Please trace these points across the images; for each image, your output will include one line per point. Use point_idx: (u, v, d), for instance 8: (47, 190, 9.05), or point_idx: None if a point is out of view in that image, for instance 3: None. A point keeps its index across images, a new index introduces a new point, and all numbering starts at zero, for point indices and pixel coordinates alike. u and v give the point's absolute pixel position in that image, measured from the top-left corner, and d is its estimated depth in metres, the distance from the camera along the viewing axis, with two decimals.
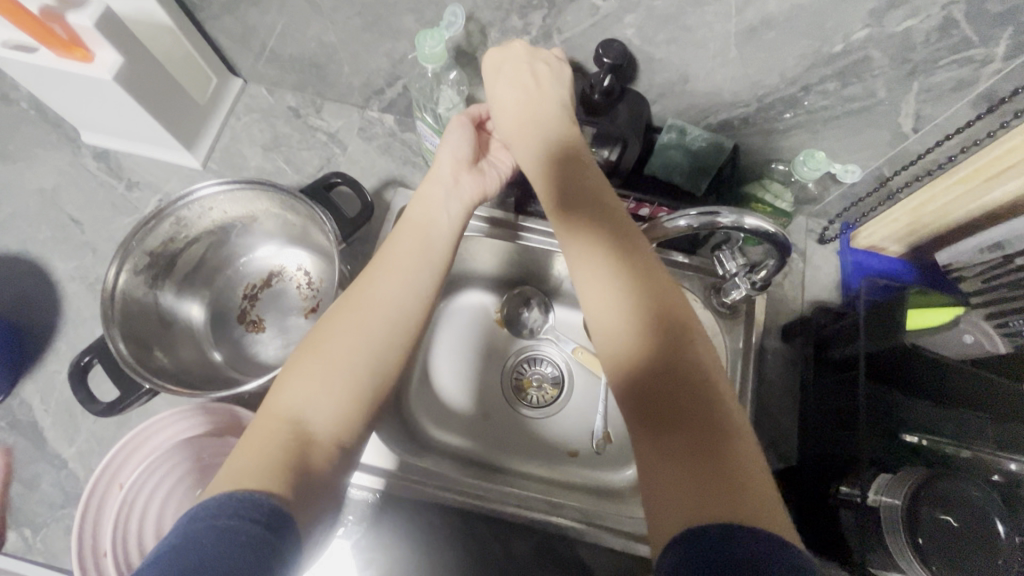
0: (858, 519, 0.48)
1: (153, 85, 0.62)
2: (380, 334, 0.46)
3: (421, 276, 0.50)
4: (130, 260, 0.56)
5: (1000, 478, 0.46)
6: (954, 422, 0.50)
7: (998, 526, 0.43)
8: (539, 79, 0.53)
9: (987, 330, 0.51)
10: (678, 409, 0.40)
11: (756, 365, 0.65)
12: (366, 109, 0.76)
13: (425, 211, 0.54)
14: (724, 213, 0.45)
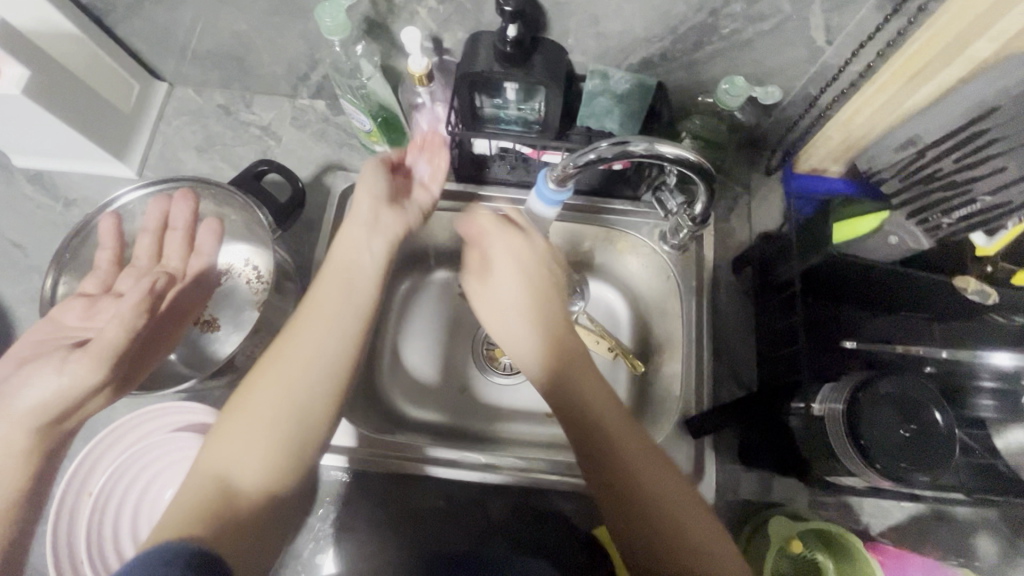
0: (806, 425, 0.50)
1: (68, 96, 0.61)
2: (300, 394, 0.44)
3: (344, 325, 0.48)
4: (69, 271, 0.56)
5: (933, 368, 0.50)
6: (891, 322, 0.51)
7: (935, 414, 0.44)
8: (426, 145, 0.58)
9: (910, 229, 0.52)
10: (620, 458, 0.46)
11: (709, 301, 0.66)
12: (296, 98, 0.75)
13: (348, 251, 0.52)
14: (634, 140, 0.45)
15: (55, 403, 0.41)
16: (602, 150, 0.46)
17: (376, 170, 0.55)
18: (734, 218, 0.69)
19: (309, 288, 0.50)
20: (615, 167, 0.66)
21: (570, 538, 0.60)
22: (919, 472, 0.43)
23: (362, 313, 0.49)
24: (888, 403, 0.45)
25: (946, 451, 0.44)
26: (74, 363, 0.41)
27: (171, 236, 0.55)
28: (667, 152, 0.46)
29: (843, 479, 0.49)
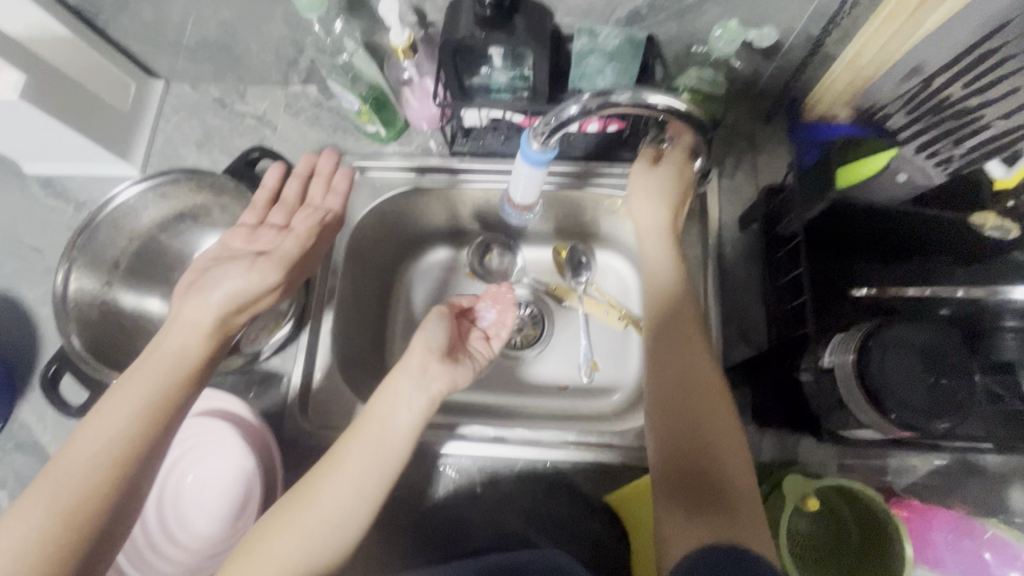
0: (816, 380, 0.48)
1: (66, 98, 0.63)
2: (312, 553, 0.47)
3: (366, 487, 0.50)
4: (80, 267, 0.56)
5: (946, 312, 0.47)
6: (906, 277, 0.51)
7: (951, 355, 0.43)
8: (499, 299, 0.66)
9: (919, 164, 0.47)
10: (692, 447, 0.44)
11: (716, 259, 0.64)
12: (288, 84, 0.75)
13: (389, 407, 0.53)
14: (618, 90, 0.43)
15: (240, 295, 0.49)
16: (585, 104, 0.44)
17: (438, 321, 0.60)
18: (740, 174, 0.66)
19: (351, 433, 0.52)
20: (610, 127, 0.64)
21: (584, 504, 0.60)
22: (936, 419, 0.41)
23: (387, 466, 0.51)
24: (905, 355, 0.43)
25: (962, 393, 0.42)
26: (260, 266, 0.50)
27: (316, 183, 0.59)
28: (654, 101, 0.44)
29: (857, 432, 0.47)
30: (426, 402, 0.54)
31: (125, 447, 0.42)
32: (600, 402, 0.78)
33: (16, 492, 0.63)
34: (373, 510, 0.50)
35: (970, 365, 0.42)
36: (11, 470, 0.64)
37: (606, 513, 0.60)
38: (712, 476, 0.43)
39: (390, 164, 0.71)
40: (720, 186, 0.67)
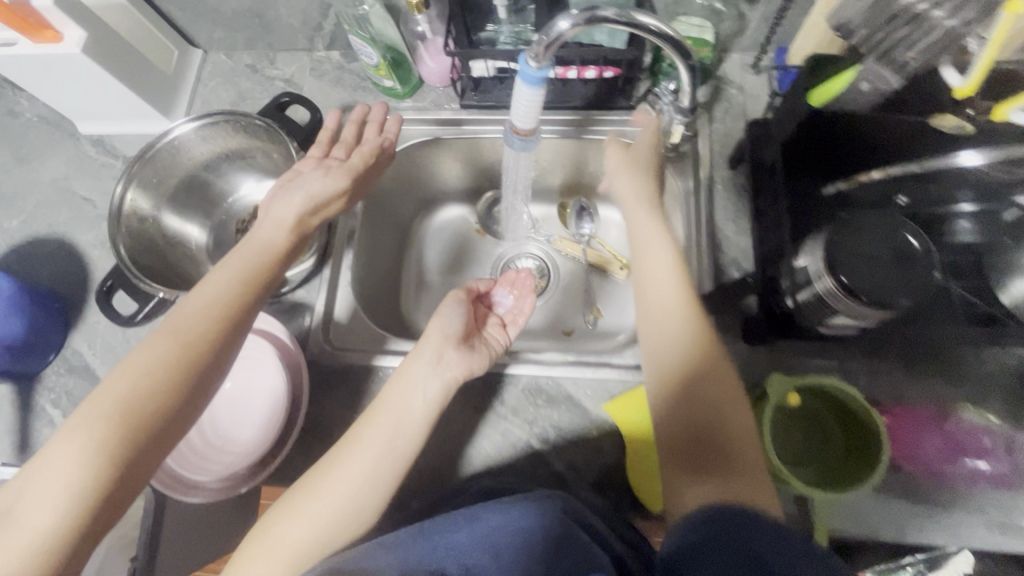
0: (793, 280, 0.53)
1: (119, 55, 0.70)
2: (329, 533, 0.53)
3: (381, 477, 0.55)
4: (136, 183, 0.63)
5: (905, 199, 0.54)
6: (882, 180, 0.53)
7: (909, 239, 0.47)
8: (519, 283, 0.70)
9: (880, 71, 0.48)
10: (703, 439, 0.48)
11: (706, 195, 0.69)
12: (314, 51, 0.82)
13: (405, 398, 0.58)
14: (604, 6, 0.47)
15: (317, 196, 0.60)
16: (577, 18, 0.47)
17: (453, 309, 0.63)
18: (730, 118, 0.71)
19: (366, 423, 0.57)
20: (607, 75, 0.70)
21: (586, 418, 0.63)
22: None
23: (397, 456, 0.55)
24: (855, 235, 0.49)
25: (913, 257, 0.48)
26: (334, 174, 0.62)
27: (369, 126, 0.67)
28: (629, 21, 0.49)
29: (833, 322, 0.51)
30: (438, 388, 0.59)
31: (223, 305, 0.51)
32: (603, 345, 0.82)
33: (68, 410, 0.70)
34: (384, 496, 0.55)
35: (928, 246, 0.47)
36: (63, 391, 0.70)
37: (606, 426, 0.63)
38: (719, 448, 0.48)
39: (406, 118, 0.78)
40: (710, 130, 0.71)
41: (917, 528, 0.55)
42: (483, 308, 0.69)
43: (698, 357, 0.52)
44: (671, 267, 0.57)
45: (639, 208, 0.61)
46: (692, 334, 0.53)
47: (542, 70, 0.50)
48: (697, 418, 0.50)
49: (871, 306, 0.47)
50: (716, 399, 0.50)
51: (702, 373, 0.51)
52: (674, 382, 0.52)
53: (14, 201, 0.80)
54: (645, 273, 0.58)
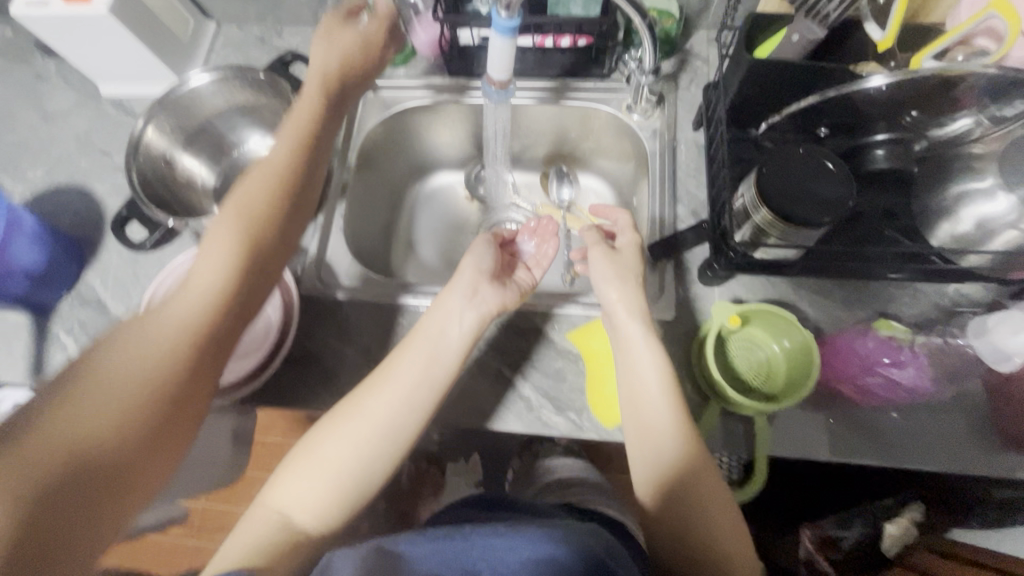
0: (732, 212, 0.58)
1: (140, 19, 0.78)
2: (371, 461, 0.59)
3: (417, 406, 0.60)
4: (156, 123, 0.69)
5: (825, 129, 0.60)
6: (853, 134, 0.60)
7: (830, 166, 0.53)
8: (545, 229, 0.75)
9: (807, 24, 0.53)
10: (686, 529, 0.57)
11: (670, 154, 0.75)
12: (318, 25, 0.90)
13: (439, 329, 0.64)
14: None
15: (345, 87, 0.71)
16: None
17: (488, 250, 0.69)
18: (694, 86, 0.78)
19: (404, 350, 0.63)
20: (580, 43, 0.77)
21: (553, 350, 0.69)
22: (822, 215, 0.51)
23: (434, 385, 0.61)
24: (787, 163, 0.53)
25: (840, 181, 0.52)
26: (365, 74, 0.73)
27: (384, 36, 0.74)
28: None
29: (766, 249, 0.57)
30: (474, 319, 0.64)
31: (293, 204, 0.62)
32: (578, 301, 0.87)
33: (79, 337, 0.76)
34: (421, 421, 0.61)
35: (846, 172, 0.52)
36: (76, 321, 0.77)
37: (572, 357, 0.68)
38: (698, 537, 0.56)
39: (399, 84, 0.85)
40: (677, 97, 0.78)
41: (851, 445, 0.60)
42: (508, 252, 0.74)
43: (706, 488, 0.57)
44: (659, 374, 0.59)
45: (628, 316, 0.62)
46: (687, 458, 0.57)
47: (512, 20, 0.57)
48: (679, 506, 0.58)
49: (802, 227, 0.51)
50: (709, 506, 0.57)
51: (681, 478, 0.57)
52: (662, 482, 0.58)
53: (39, 154, 0.87)
54: (643, 406, 0.59)
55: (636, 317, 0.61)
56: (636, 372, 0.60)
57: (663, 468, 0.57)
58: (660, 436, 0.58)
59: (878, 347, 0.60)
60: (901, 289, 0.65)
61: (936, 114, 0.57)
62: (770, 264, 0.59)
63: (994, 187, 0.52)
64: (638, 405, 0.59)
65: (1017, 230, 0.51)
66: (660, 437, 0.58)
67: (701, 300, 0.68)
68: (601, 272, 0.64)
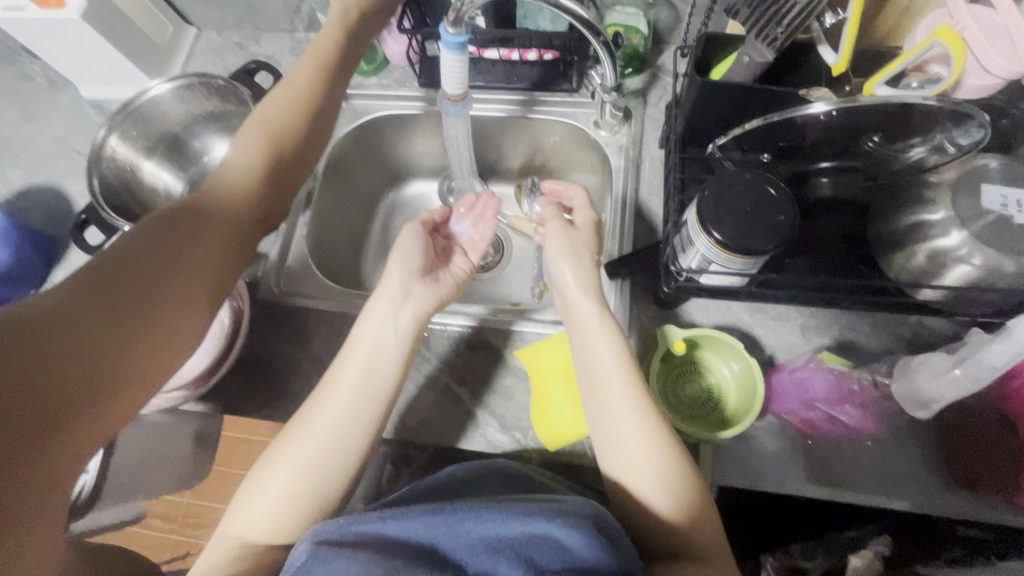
0: (678, 236, 0.57)
1: (115, 24, 0.79)
2: (320, 475, 0.56)
3: (360, 416, 0.59)
4: (117, 132, 0.70)
5: (768, 156, 0.59)
6: (804, 162, 0.59)
7: (776, 194, 0.51)
8: (483, 215, 0.75)
9: (757, 46, 0.52)
10: (666, 529, 0.52)
11: (634, 171, 0.74)
12: (295, 32, 0.90)
13: (377, 339, 0.62)
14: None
15: (348, 51, 0.68)
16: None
17: (416, 245, 0.68)
18: (662, 103, 0.76)
19: (343, 362, 0.62)
20: (546, 57, 0.77)
21: (504, 366, 0.68)
22: (768, 244, 0.49)
23: (377, 394, 0.60)
24: (731, 189, 0.52)
25: (784, 206, 0.51)
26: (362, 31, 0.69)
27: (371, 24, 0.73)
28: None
29: (711, 278, 0.56)
30: (409, 321, 0.64)
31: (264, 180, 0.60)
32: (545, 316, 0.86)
33: None
34: (368, 431, 0.59)
35: (790, 198, 0.51)
36: None
37: (521, 375, 0.68)
38: (676, 531, 0.52)
39: (370, 93, 0.85)
40: (645, 113, 0.77)
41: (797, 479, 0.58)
42: (440, 238, 0.74)
43: (695, 508, 0.52)
44: (626, 383, 0.56)
45: (582, 297, 0.61)
46: (669, 472, 0.53)
47: (461, 36, 0.57)
48: (668, 532, 0.52)
49: (748, 255, 0.50)
50: (699, 529, 0.51)
51: (670, 496, 0.52)
52: (633, 477, 0.54)
53: (19, 153, 0.89)
54: (613, 421, 0.56)
55: (599, 328, 0.60)
56: (603, 384, 0.57)
57: (633, 466, 0.54)
58: (618, 414, 0.56)
59: (824, 379, 0.58)
60: (862, 318, 0.63)
61: (893, 143, 0.55)
62: (716, 290, 0.58)
63: (947, 221, 0.51)
64: (596, 383, 0.58)
65: (969, 265, 0.51)
66: (620, 412, 0.56)
67: (655, 322, 0.67)
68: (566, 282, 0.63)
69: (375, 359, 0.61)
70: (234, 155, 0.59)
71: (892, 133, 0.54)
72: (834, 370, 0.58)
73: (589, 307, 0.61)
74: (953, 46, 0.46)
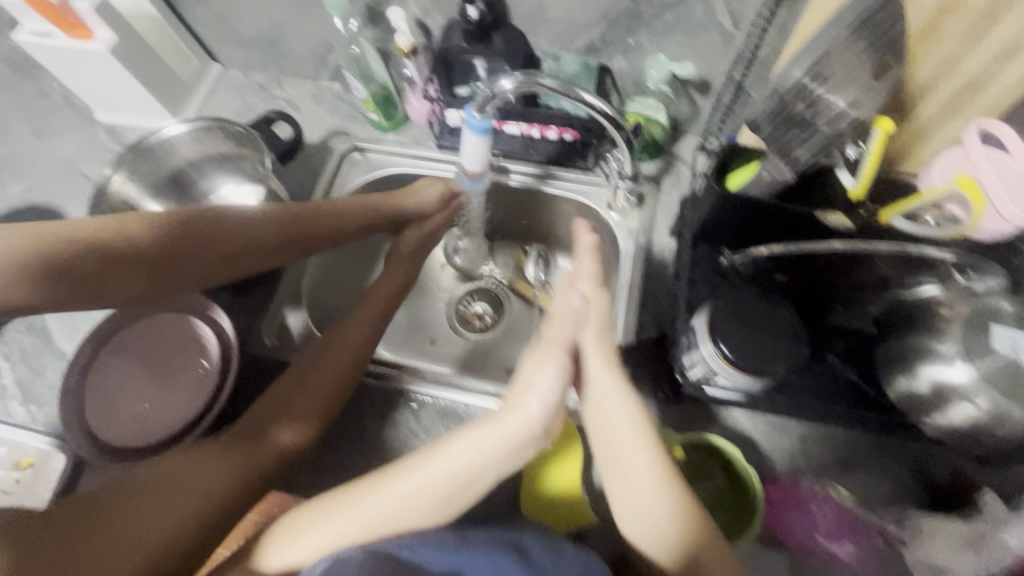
0: (687, 341, 0.56)
1: (139, 57, 0.79)
2: (401, 514, 0.47)
3: (422, 522, 0.47)
4: (125, 169, 0.71)
5: (785, 278, 0.59)
6: (820, 282, 0.60)
7: (787, 311, 0.51)
8: (580, 314, 0.56)
9: (777, 164, 0.53)
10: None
11: (643, 257, 0.74)
12: (319, 79, 0.90)
13: (474, 459, 0.49)
14: (537, 74, 0.56)
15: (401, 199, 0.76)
16: (518, 81, 0.57)
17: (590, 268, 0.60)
18: (676, 192, 0.77)
19: (424, 460, 0.49)
20: (566, 136, 0.76)
21: None
22: (778, 364, 0.49)
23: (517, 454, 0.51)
24: (741, 299, 0.52)
25: (794, 329, 0.50)
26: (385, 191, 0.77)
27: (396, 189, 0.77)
28: (555, 86, 0.57)
29: (717, 389, 0.55)
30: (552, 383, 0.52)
31: (359, 330, 0.68)
32: None
33: (16, 364, 0.74)
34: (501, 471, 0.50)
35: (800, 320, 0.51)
36: (18, 346, 0.75)
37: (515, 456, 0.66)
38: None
39: (387, 148, 0.84)
40: (658, 199, 0.77)
41: None
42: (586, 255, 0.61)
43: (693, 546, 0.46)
44: (639, 424, 0.52)
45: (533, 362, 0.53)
46: (685, 512, 0.48)
47: (485, 120, 0.58)
48: None
49: (756, 374, 0.49)
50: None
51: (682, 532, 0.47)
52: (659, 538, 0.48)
53: (23, 171, 0.88)
54: (620, 466, 0.51)
55: (620, 407, 0.53)
56: (618, 434, 0.52)
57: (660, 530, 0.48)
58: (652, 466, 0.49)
59: (831, 513, 0.56)
60: (863, 438, 0.62)
61: (902, 277, 0.56)
62: (722, 400, 0.56)
63: (955, 354, 0.50)
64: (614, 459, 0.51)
65: (973, 405, 0.50)
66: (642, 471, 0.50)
67: (653, 417, 0.65)
68: (545, 377, 0.52)
69: (503, 440, 0.49)
70: (304, 232, 0.68)
71: (905, 264, 0.55)
72: (841, 504, 0.56)
73: (625, 397, 0.53)
74: (974, 195, 0.49)
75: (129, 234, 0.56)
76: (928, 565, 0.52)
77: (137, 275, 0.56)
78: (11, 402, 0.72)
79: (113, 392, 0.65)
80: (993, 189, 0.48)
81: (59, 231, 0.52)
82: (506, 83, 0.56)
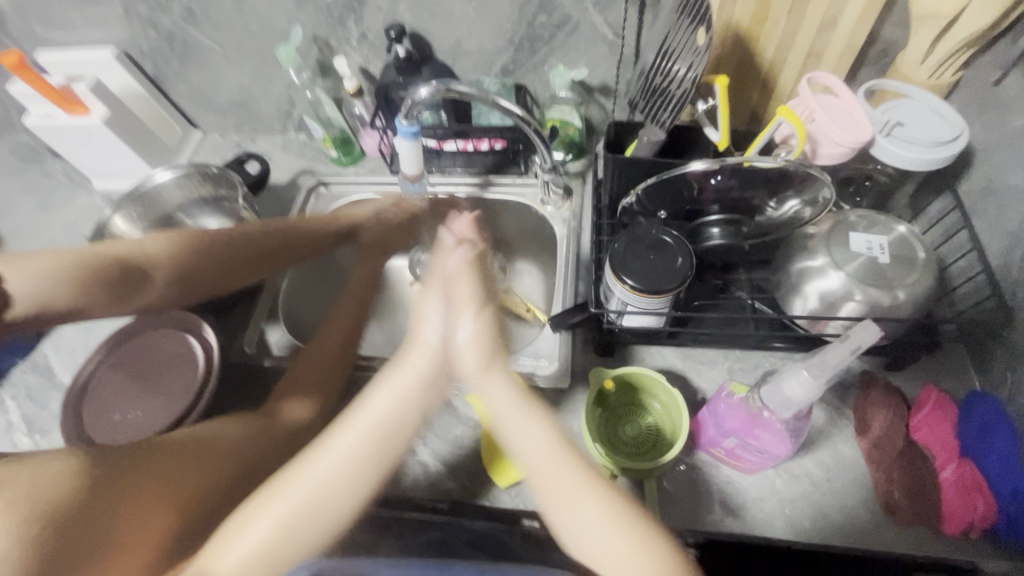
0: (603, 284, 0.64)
1: (129, 126, 0.92)
2: (323, 508, 0.49)
3: (351, 486, 0.50)
4: (124, 210, 0.83)
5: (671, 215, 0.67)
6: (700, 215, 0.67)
7: (672, 243, 0.59)
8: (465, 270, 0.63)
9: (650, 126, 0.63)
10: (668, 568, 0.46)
11: (577, 239, 0.83)
12: (286, 132, 1.03)
13: (394, 404, 0.54)
14: (445, 81, 0.67)
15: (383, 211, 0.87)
16: (433, 89, 0.68)
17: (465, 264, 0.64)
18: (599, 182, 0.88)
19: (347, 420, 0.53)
20: (496, 146, 0.87)
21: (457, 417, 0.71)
22: (670, 284, 0.56)
23: (379, 447, 0.52)
24: (633, 238, 0.60)
25: (683, 256, 0.58)
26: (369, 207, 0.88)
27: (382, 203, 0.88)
28: (463, 90, 0.68)
29: (635, 321, 0.62)
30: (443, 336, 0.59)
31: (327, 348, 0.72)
32: None
33: (22, 401, 0.81)
34: (384, 454, 0.52)
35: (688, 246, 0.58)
36: (24, 385, 0.82)
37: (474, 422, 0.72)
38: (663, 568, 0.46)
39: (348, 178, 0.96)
40: (585, 190, 0.88)
41: (735, 517, 0.59)
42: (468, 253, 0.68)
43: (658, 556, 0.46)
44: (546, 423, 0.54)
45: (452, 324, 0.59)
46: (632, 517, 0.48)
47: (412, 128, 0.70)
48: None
49: (656, 294, 0.56)
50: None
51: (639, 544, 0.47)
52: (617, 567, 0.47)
53: (30, 239, 0.99)
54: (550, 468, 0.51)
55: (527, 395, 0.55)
56: (516, 428, 0.54)
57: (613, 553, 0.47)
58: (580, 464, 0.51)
59: (734, 409, 0.56)
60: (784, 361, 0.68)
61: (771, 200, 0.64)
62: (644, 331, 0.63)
63: (826, 265, 0.59)
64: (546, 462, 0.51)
65: (853, 301, 0.57)
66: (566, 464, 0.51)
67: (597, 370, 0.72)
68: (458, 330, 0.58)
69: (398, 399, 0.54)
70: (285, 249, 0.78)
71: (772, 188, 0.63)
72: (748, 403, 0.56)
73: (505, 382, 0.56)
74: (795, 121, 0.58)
75: (147, 252, 0.66)
76: (778, 401, 0.52)
77: (156, 278, 0.67)
78: (17, 435, 0.78)
79: (107, 400, 0.72)
80: (820, 137, 0.60)
81: (85, 252, 0.62)
82: (421, 91, 0.68)
